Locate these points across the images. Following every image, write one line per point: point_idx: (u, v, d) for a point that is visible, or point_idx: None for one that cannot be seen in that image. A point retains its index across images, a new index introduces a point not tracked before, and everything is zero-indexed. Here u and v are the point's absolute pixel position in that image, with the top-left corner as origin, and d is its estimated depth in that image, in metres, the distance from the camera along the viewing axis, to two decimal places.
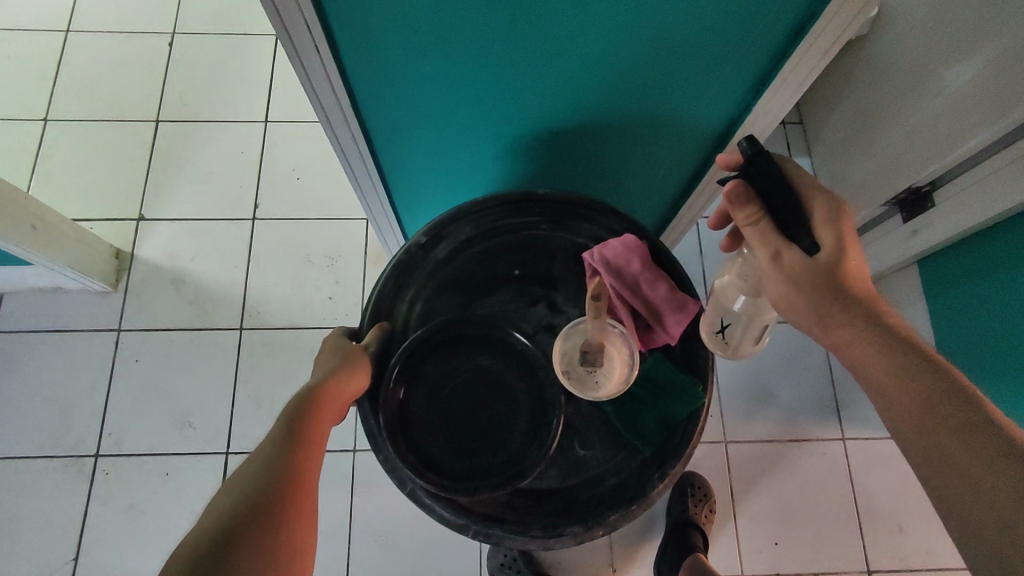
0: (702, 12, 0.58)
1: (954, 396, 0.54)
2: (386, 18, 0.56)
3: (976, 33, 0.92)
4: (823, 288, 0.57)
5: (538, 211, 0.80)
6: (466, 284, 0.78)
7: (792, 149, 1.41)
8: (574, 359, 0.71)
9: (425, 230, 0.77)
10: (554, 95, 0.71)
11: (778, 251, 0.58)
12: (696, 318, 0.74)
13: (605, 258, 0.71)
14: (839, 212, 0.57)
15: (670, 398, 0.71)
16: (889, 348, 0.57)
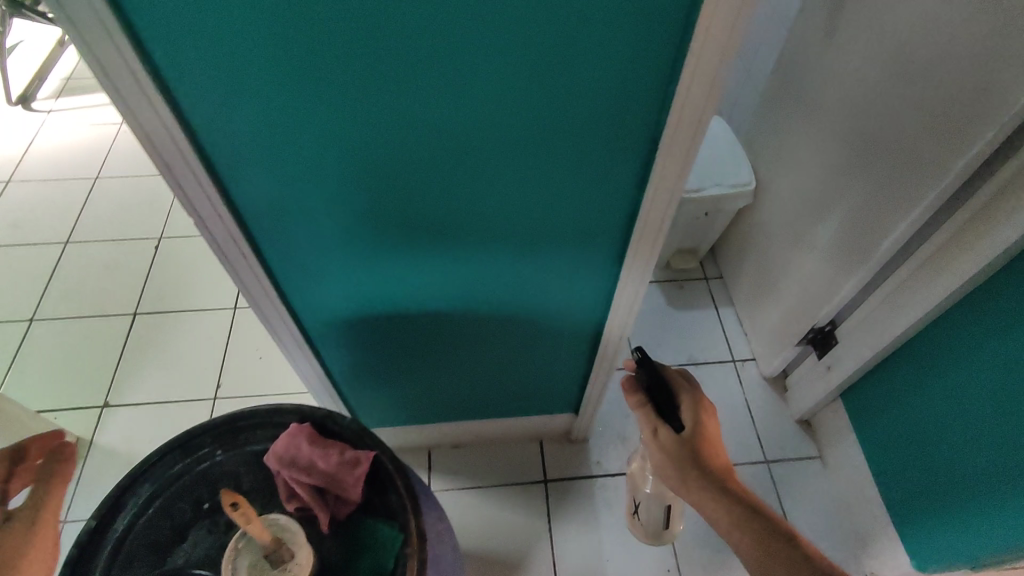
0: (553, 212, 0.71)
1: (782, 537, 0.70)
2: (298, 229, 0.70)
3: (828, 200, 1.10)
4: (687, 459, 0.74)
5: (211, 441, 0.73)
6: (158, 544, 0.67)
7: (717, 301, 1.53)
8: (261, 566, 0.62)
9: (92, 513, 0.67)
10: (451, 284, 0.83)
11: (656, 430, 0.76)
12: (384, 469, 0.70)
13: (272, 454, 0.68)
14: (700, 403, 0.76)
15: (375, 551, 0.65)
16: (735, 501, 0.72)
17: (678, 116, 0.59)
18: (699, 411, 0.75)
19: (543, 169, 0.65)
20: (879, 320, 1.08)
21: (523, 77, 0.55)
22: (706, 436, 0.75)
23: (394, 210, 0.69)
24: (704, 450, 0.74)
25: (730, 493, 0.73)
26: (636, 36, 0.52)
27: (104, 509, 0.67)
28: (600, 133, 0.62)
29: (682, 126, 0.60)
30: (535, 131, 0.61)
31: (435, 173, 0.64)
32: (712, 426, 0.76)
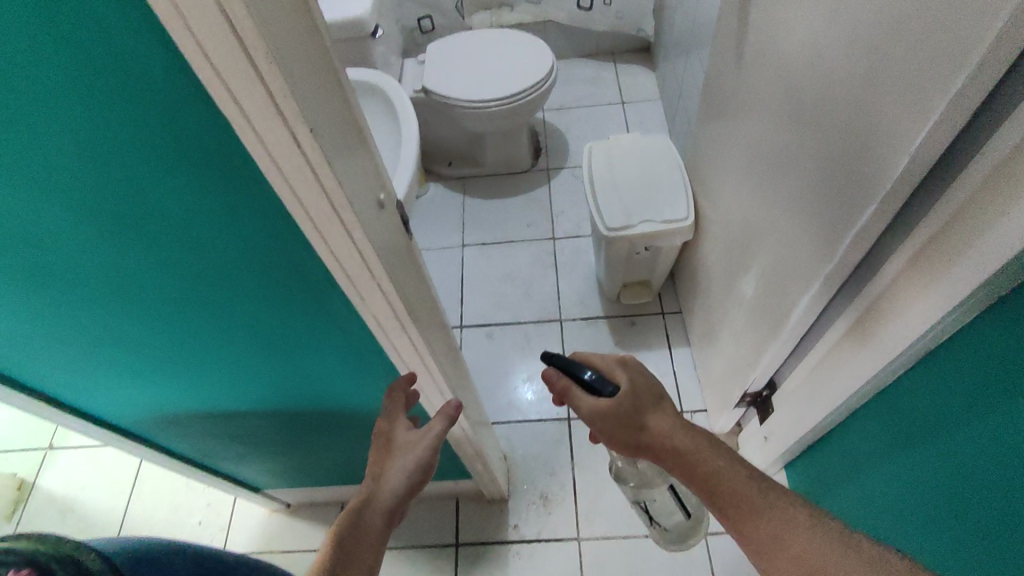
0: (287, 331, 0.60)
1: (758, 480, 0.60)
2: (31, 355, 0.62)
3: (750, 250, 0.94)
4: (631, 411, 0.67)
5: None
6: None
7: (673, 341, 1.36)
8: None
9: None
10: (245, 389, 0.73)
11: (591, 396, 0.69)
12: None
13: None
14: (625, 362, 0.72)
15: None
16: (697, 445, 0.64)
17: (331, 261, 0.45)
18: (629, 369, 0.71)
19: (237, 298, 0.54)
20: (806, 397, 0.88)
21: (127, 222, 0.43)
22: (642, 391, 0.69)
23: (106, 339, 0.60)
24: (645, 401, 0.68)
25: (688, 434, 0.65)
26: (214, 172, 0.39)
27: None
28: (269, 267, 0.49)
29: (348, 269, 0.46)
30: (198, 268, 0.49)
31: (112, 309, 0.55)
32: (645, 380, 0.70)
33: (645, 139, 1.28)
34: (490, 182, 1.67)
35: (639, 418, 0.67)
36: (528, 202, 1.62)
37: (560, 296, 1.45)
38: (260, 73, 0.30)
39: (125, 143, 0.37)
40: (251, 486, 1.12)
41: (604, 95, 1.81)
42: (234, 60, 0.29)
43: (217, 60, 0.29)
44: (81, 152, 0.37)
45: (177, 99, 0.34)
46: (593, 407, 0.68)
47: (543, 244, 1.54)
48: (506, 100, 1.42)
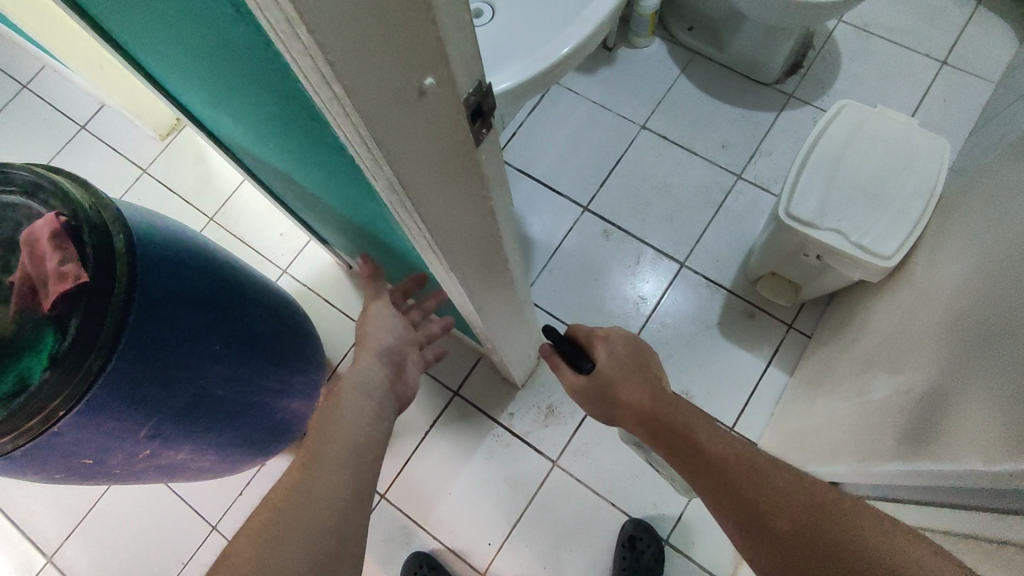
0: (326, 150, 0.53)
1: (751, 457, 0.57)
2: (133, 39, 0.61)
3: (918, 351, 0.71)
4: (604, 390, 0.68)
5: None
6: None
7: (777, 360, 1.16)
8: None
9: None
10: (301, 174, 0.71)
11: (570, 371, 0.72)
12: None
13: (23, 234, 0.64)
14: (602, 333, 0.72)
15: (31, 355, 0.61)
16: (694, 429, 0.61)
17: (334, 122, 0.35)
18: (607, 346, 0.71)
19: (275, 92, 0.46)
20: None
21: None
22: (618, 361, 0.69)
23: (178, 59, 0.56)
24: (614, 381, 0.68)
25: (676, 412, 0.64)
26: None
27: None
28: (297, 84, 0.40)
29: (354, 142, 0.36)
30: (236, 49, 0.43)
31: (172, 32, 0.49)
32: (624, 349, 0.70)
33: (922, 131, 0.94)
34: (718, 75, 1.37)
35: (613, 390, 0.68)
36: (741, 122, 1.33)
37: (699, 242, 1.26)
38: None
39: None
40: (320, 237, 1.17)
41: (928, 42, 1.35)
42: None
43: None
44: None
45: None
46: (570, 378, 0.71)
47: (722, 176, 1.29)
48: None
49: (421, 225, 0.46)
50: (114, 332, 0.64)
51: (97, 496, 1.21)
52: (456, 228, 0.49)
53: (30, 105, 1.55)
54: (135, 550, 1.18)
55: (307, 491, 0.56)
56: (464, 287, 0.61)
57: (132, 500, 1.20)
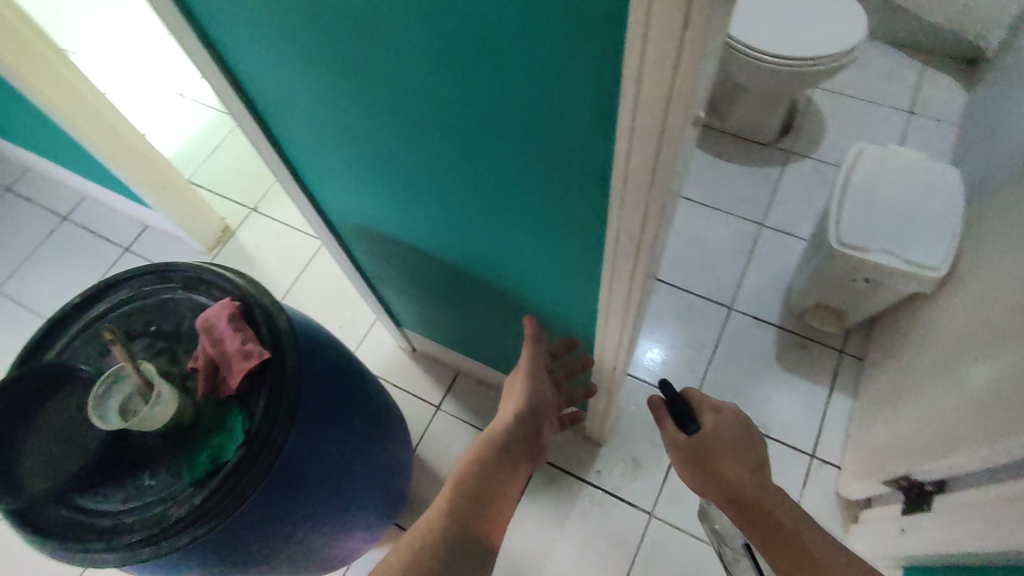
0: (518, 203, 0.60)
1: (820, 542, 0.64)
2: (306, 139, 0.69)
3: (1005, 338, 0.79)
4: (701, 460, 0.73)
5: None
6: None
7: (838, 384, 1.24)
8: None
9: None
10: (443, 242, 0.78)
11: (673, 431, 0.76)
12: None
13: (199, 320, 0.67)
14: (715, 405, 0.76)
15: (220, 435, 0.63)
16: (776, 503, 0.67)
17: (623, 145, 0.43)
18: (716, 417, 0.74)
19: (497, 151, 0.54)
20: (970, 517, 0.77)
21: (456, 60, 0.45)
22: (724, 439, 0.73)
23: (367, 147, 0.64)
24: (716, 454, 0.72)
25: (765, 489, 0.68)
26: (559, 48, 0.39)
27: (77, 301, 0.71)
28: (553, 138, 0.48)
29: (631, 161, 0.44)
30: (481, 124, 0.51)
31: (390, 121, 0.58)
32: (733, 430, 0.73)
33: (932, 161, 1.09)
34: (723, 141, 1.55)
35: (710, 461, 0.72)
36: (752, 177, 1.49)
37: (740, 286, 1.36)
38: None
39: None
40: (394, 317, 1.22)
41: (894, 96, 1.57)
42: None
43: None
44: None
45: None
46: (672, 433, 0.76)
47: (747, 226, 1.42)
48: (770, 58, 1.27)
49: (637, 244, 0.53)
50: (294, 404, 0.66)
51: None
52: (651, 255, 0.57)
53: (71, 235, 1.59)
54: None
55: (433, 546, 0.63)
56: (626, 314, 0.68)
57: None
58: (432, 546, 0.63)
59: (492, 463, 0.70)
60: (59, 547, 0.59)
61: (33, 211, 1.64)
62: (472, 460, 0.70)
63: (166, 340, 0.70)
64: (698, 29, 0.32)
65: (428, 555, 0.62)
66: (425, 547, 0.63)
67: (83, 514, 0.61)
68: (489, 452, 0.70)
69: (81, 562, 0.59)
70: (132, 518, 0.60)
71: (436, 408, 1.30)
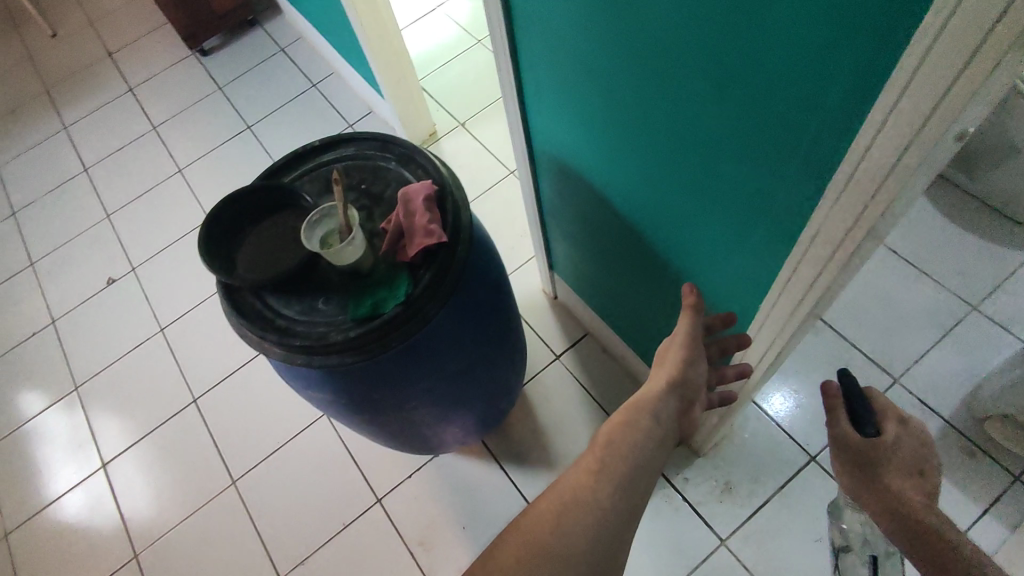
0: (721, 174, 0.59)
1: None
2: (544, 58, 0.73)
3: None
4: (869, 463, 0.71)
5: None
6: None
7: (994, 508, 1.07)
8: None
9: None
10: (629, 196, 0.79)
11: (845, 427, 0.72)
12: None
13: (401, 192, 0.76)
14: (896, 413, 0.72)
15: (385, 290, 0.72)
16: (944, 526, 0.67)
17: (864, 141, 0.41)
18: (897, 428, 0.71)
19: (724, 113, 0.53)
20: None
21: (719, 18, 0.45)
22: (900, 451, 0.71)
23: (596, 81, 0.67)
24: (888, 463, 0.71)
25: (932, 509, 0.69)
26: (830, 32, 0.38)
27: (317, 144, 0.84)
28: (786, 122, 0.47)
29: (867, 161, 0.42)
30: (715, 88, 0.51)
31: (628, 62, 0.59)
32: (909, 444, 0.71)
33: None
34: (962, 204, 1.36)
35: (879, 468, 0.71)
36: (984, 254, 1.29)
37: (918, 362, 1.21)
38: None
39: None
40: (550, 260, 1.27)
41: None
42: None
43: None
44: None
45: None
46: (844, 428, 0.71)
47: (954, 303, 1.25)
48: None
49: (835, 249, 0.51)
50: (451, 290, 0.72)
51: (284, 441, 1.34)
52: (842, 271, 0.54)
53: (313, 101, 1.84)
54: (304, 500, 1.27)
55: (591, 498, 0.62)
56: (790, 321, 0.65)
57: (315, 452, 1.32)
58: (592, 500, 0.62)
59: (639, 425, 0.67)
60: (244, 327, 0.71)
61: (292, 73, 1.92)
62: (623, 423, 0.67)
63: (369, 199, 0.79)
64: (1014, 29, 0.30)
65: (573, 516, 0.61)
66: (583, 497, 0.62)
67: (268, 310, 0.73)
68: (639, 415, 0.67)
69: (256, 346, 0.72)
70: (300, 327, 0.71)
71: (554, 357, 1.34)
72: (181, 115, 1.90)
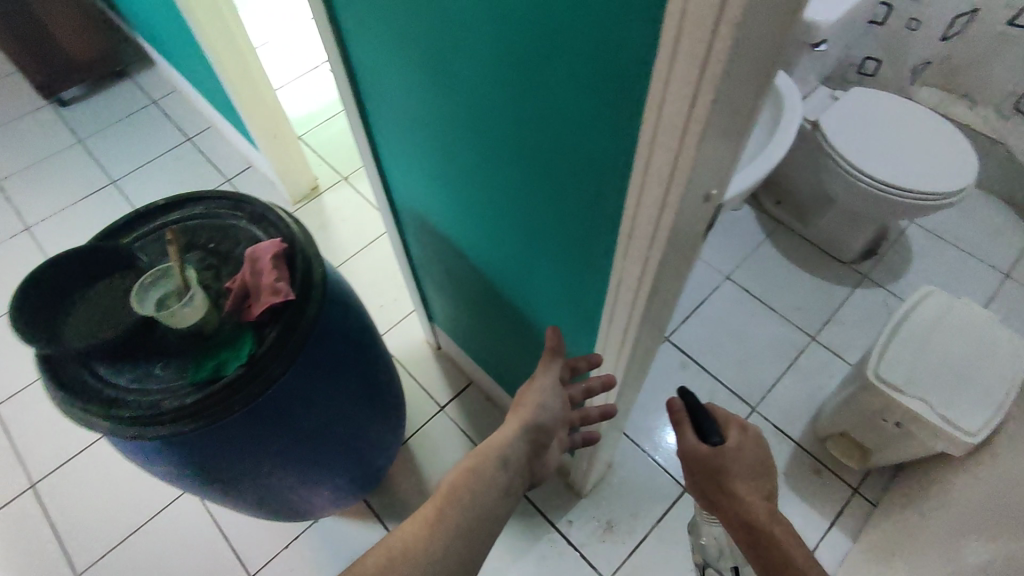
0: (545, 230, 0.63)
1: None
2: (391, 120, 0.76)
3: (1012, 526, 0.74)
4: (714, 471, 0.72)
5: None
6: None
7: (839, 522, 1.17)
8: None
9: None
10: (482, 249, 0.82)
11: (691, 437, 0.74)
12: None
13: (248, 250, 0.75)
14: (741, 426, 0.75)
15: (228, 351, 0.70)
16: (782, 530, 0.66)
17: (630, 210, 0.45)
18: (741, 439, 0.73)
19: (535, 176, 0.57)
20: None
21: (515, 92, 0.50)
22: (743, 459, 0.72)
23: (436, 143, 0.70)
24: (732, 470, 0.71)
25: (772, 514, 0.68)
26: (594, 106, 0.43)
27: (162, 203, 0.81)
28: (581, 184, 0.51)
29: (637, 224, 0.46)
30: (525, 153, 0.55)
31: (457, 126, 0.63)
32: (753, 454, 0.73)
33: (1000, 327, 1.04)
34: (799, 247, 1.53)
35: (725, 476, 0.71)
36: (818, 290, 1.45)
37: (770, 391, 1.32)
38: (720, 22, 0.29)
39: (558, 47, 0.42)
40: (428, 311, 1.27)
41: (991, 254, 1.49)
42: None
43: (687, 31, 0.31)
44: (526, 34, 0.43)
45: (619, 43, 0.37)
46: (689, 437, 0.74)
47: (798, 336, 1.39)
48: (875, 183, 1.25)
49: (632, 302, 0.55)
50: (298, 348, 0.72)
51: (143, 520, 1.23)
52: (650, 317, 0.58)
53: (186, 155, 1.78)
54: None
55: (425, 546, 0.57)
56: (620, 365, 0.69)
57: (180, 529, 1.22)
58: (426, 551, 0.56)
59: (486, 472, 0.64)
60: (68, 400, 0.66)
61: (164, 126, 1.85)
62: (469, 468, 0.64)
63: (217, 258, 0.78)
64: (703, 118, 0.34)
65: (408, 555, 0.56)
66: (417, 546, 0.57)
67: (97, 379, 0.68)
68: (487, 459, 0.65)
69: (81, 420, 0.67)
70: (131, 396, 0.67)
71: (438, 408, 1.34)
72: (32, 169, 1.76)
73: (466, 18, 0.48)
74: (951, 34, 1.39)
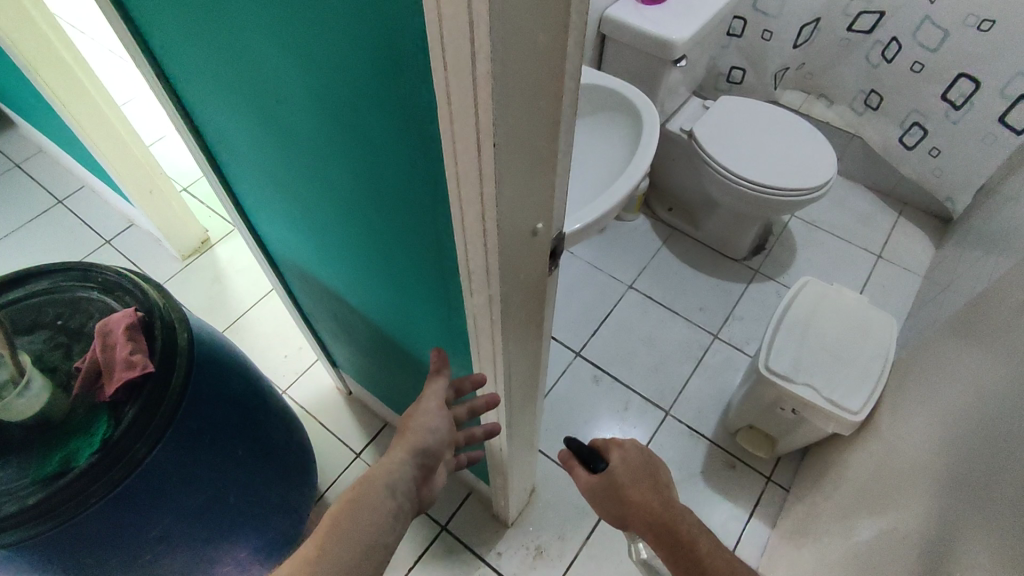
0: (408, 274, 0.61)
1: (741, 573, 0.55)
2: (246, 178, 0.73)
3: (894, 496, 0.78)
4: (613, 498, 0.66)
5: None
6: None
7: (758, 511, 1.20)
8: None
9: None
10: (361, 296, 0.79)
11: (583, 476, 0.69)
12: None
13: (99, 324, 0.70)
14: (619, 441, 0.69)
15: (80, 439, 0.64)
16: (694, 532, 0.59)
17: (462, 249, 0.45)
18: (622, 452, 0.68)
19: (384, 222, 0.55)
20: None
21: (343, 143, 0.48)
22: (631, 471, 0.66)
23: (291, 197, 0.67)
24: (625, 487, 0.65)
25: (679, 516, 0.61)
26: (410, 151, 0.42)
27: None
28: (423, 228, 0.50)
29: (471, 263, 0.45)
30: (368, 201, 0.54)
31: (305, 180, 0.61)
32: (640, 461, 0.67)
33: (870, 308, 1.11)
34: (693, 250, 1.59)
35: (623, 496, 0.65)
36: (716, 289, 1.52)
37: (681, 392, 1.36)
38: (476, 70, 0.30)
39: (364, 95, 0.41)
40: (331, 358, 1.23)
41: (864, 238, 1.61)
42: (459, 43, 0.29)
43: (454, 76, 0.31)
44: (335, 85, 0.42)
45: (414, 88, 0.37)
46: (582, 478, 0.69)
47: (701, 336, 1.44)
48: (758, 187, 1.31)
49: (493, 337, 0.54)
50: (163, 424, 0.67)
51: None
52: (517, 347, 0.58)
53: (59, 219, 1.66)
54: None
55: None
56: (503, 397, 0.68)
57: None
58: None
59: (370, 499, 0.58)
60: None
61: (31, 189, 1.72)
62: (353, 500, 0.58)
63: (66, 336, 0.72)
64: (494, 159, 0.34)
65: None
66: None
67: None
68: (373, 485, 0.60)
69: None
70: None
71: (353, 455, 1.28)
72: None
73: (281, 73, 0.47)
74: (801, 42, 1.50)
